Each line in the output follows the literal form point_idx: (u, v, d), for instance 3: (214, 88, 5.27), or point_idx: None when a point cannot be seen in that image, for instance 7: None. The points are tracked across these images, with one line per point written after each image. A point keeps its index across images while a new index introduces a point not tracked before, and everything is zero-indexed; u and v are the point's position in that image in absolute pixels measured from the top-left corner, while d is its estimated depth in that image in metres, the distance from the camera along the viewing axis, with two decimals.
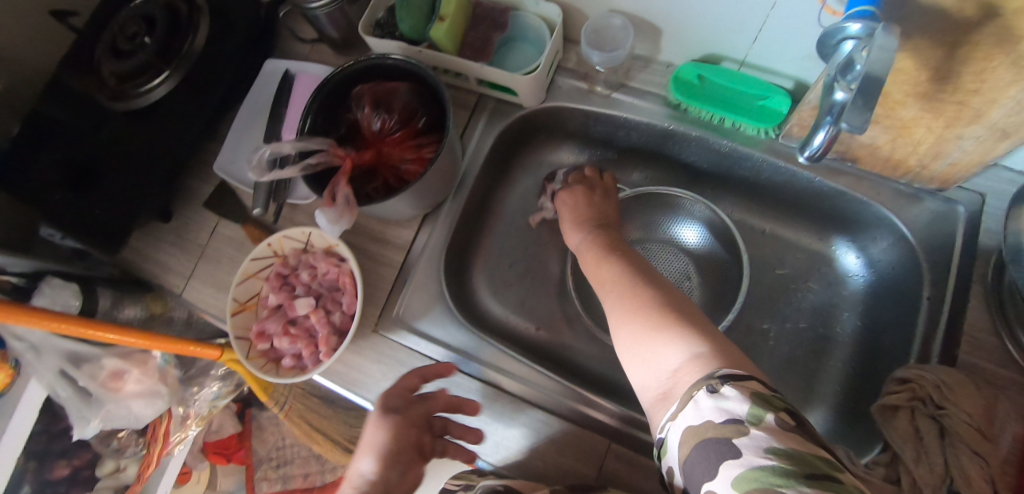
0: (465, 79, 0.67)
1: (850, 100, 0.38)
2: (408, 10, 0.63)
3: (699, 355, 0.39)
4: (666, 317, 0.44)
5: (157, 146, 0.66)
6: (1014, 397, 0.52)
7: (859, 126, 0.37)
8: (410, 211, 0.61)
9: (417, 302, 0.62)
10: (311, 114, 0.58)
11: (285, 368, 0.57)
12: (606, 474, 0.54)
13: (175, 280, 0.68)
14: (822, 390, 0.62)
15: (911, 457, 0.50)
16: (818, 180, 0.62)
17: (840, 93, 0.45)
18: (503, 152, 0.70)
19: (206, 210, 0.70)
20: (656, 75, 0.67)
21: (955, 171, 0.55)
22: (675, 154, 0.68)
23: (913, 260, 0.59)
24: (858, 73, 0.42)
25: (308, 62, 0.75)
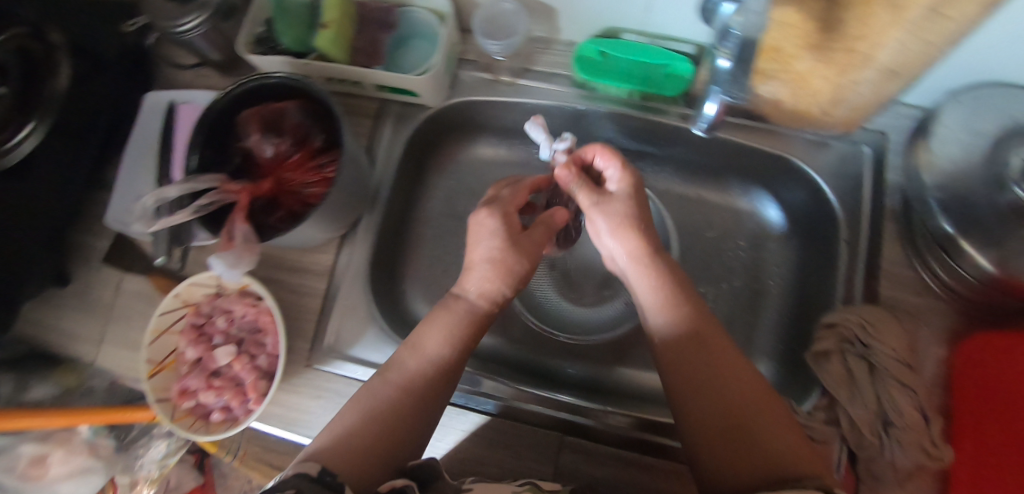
0: (363, 86, 0.63)
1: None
2: (288, 21, 0.59)
3: (739, 400, 0.39)
4: (710, 356, 0.41)
5: (32, 207, 0.59)
6: (932, 323, 0.55)
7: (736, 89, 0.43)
8: (323, 235, 0.58)
9: (347, 328, 0.59)
10: (197, 150, 0.54)
11: (214, 423, 0.54)
12: (563, 467, 0.55)
13: (84, 349, 0.63)
14: (761, 343, 0.64)
15: (846, 398, 0.52)
16: (729, 139, 0.62)
17: (723, 60, 0.45)
18: (416, 156, 0.67)
19: (107, 267, 0.65)
20: (560, 55, 0.65)
21: (855, 114, 0.56)
22: (591, 133, 0.67)
23: (827, 205, 0.60)
24: (736, 38, 0.43)
25: (193, 89, 0.69)
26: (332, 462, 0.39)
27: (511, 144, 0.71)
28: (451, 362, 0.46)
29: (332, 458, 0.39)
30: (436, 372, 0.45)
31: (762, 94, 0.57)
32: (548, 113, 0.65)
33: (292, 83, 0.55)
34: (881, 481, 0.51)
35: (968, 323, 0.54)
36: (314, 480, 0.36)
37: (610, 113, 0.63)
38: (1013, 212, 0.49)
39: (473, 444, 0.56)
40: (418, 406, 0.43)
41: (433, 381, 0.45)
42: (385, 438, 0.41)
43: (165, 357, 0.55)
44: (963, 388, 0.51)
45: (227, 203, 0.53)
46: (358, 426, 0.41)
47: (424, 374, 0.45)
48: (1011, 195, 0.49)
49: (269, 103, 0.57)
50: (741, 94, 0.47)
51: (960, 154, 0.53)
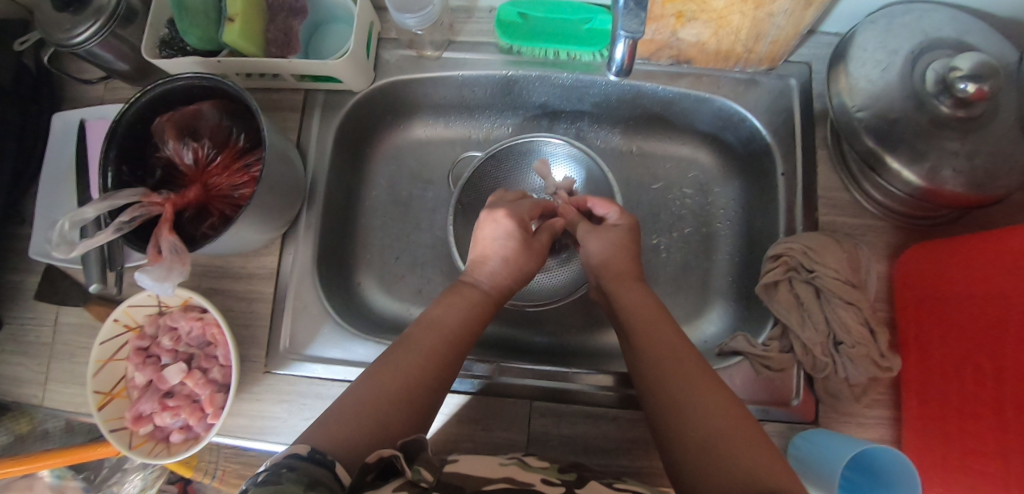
0: (284, 79, 0.60)
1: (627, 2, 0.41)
2: (190, 17, 0.55)
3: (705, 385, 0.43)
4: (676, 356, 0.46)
5: None
6: (870, 241, 0.57)
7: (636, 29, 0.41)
8: (261, 237, 0.56)
9: (302, 328, 0.58)
10: (110, 166, 0.50)
11: (176, 444, 0.52)
12: (535, 432, 0.55)
13: (29, 391, 0.59)
14: (717, 284, 0.65)
15: (797, 325, 0.53)
16: (662, 88, 0.62)
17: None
18: (350, 145, 0.66)
19: (39, 303, 0.61)
20: (482, 23, 0.63)
21: (777, 48, 0.56)
22: (526, 99, 0.66)
23: (762, 141, 0.61)
24: None
25: (105, 103, 0.65)
26: (333, 439, 0.38)
27: (448, 121, 0.70)
28: (451, 349, 0.49)
29: (331, 437, 0.38)
30: (435, 353, 0.48)
31: (685, 38, 0.56)
32: (480, 84, 0.64)
33: (202, 82, 0.51)
34: (839, 399, 0.53)
35: (902, 237, 0.56)
36: (306, 458, 0.35)
37: (541, 77, 0.62)
38: (932, 125, 0.49)
39: (445, 425, 0.56)
40: (421, 385, 0.45)
41: (434, 363, 0.47)
42: (387, 412, 0.42)
43: (113, 385, 0.53)
44: (906, 300, 0.53)
45: (152, 216, 0.51)
46: (360, 404, 0.42)
47: (416, 362, 0.46)
48: (932, 110, 0.49)
49: (181, 106, 0.53)
50: (642, 31, 0.42)
51: (878, 74, 0.52)
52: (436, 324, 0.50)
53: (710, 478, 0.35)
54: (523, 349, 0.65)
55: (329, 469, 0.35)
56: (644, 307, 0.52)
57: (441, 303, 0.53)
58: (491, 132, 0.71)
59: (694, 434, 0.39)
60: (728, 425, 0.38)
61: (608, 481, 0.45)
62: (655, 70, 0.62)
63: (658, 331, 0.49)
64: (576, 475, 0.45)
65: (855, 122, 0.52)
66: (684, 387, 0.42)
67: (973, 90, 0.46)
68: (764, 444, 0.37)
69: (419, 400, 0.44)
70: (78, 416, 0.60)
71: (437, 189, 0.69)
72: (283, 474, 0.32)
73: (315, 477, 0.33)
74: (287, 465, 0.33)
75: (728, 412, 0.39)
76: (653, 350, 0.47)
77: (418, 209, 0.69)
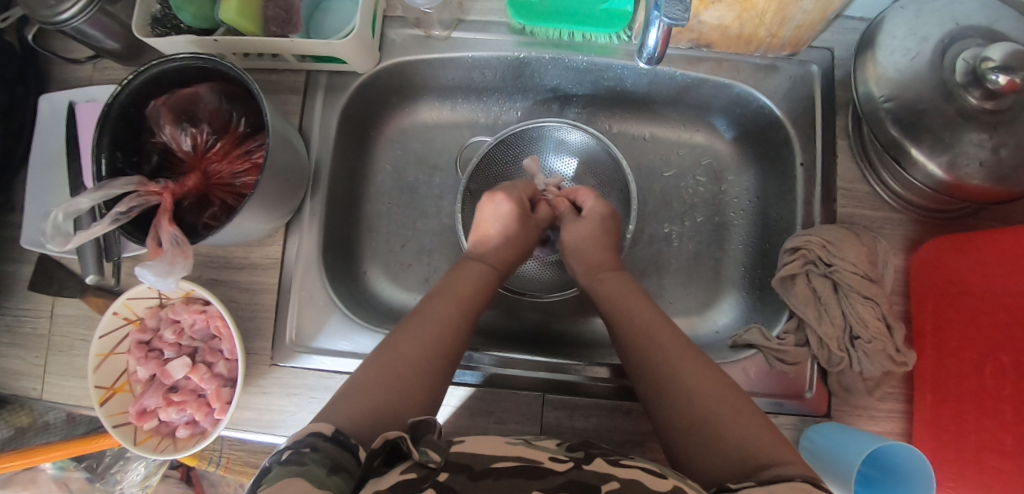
0: (284, 59, 0.57)
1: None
2: None
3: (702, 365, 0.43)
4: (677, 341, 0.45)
5: None
6: (888, 233, 0.56)
7: (680, 16, 0.39)
8: (264, 227, 0.54)
9: (308, 319, 0.56)
10: (105, 153, 0.47)
11: (182, 439, 0.51)
12: (548, 425, 0.55)
13: (26, 386, 0.58)
14: (730, 275, 0.64)
15: (814, 318, 0.53)
16: (678, 72, 0.60)
17: None
18: (354, 129, 0.63)
19: (34, 294, 0.59)
20: (493, 1, 0.60)
21: (801, 32, 0.54)
22: (537, 82, 0.64)
23: (780, 129, 0.60)
24: None
25: (94, 84, 0.62)
26: (354, 417, 0.37)
27: (455, 103, 0.67)
28: (462, 323, 0.48)
29: (351, 415, 0.38)
30: (446, 327, 0.47)
31: (707, 21, 0.54)
32: (489, 66, 0.61)
33: (200, 64, 0.48)
34: (852, 392, 0.53)
35: (920, 230, 0.55)
36: (330, 438, 0.34)
37: (551, 60, 0.60)
38: (960, 116, 0.47)
39: (455, 418, 0.55)
40: (438, 359, 0.44)
41: (446, 336, 0.46)
42: (407, 388, 0.41)
43: (116, 380, 0.51)
44: (922, 293, 0.52)
45: (150, 206, 0.48)
46: (378, 379, 0.41)
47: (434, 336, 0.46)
48: (960, 101, 0.47)
49: (177, 89, 0.50)
50: (684, 17, 0.39)
51: (906, 63, 0.50)
52: (447, 297, 0.49)
53: (705, 455, 0.37)
54: (532, 339, 0.64)
55: (352, 452, 0.34)
56: (623, 288, 0.52)
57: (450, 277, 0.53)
58: (500, 115, 0.68)
59: (682, 414, 0.40)
60: (716, 402, 0.39)
61: (614, 456, 0.37)
62: (673, 54, 0.59)
63: (638, 310, 0.49)
64: (584, 453, 0.37)
65: (881, 112, 0.50)
66: (663, 370, 0.43)
67: (1004, 81, 0.44)
68: (753, 415, 0.38)
69: (438, 375, 0.44)
70: (80, 410, 0.58)
71: (444, 175, 0.67)
72: (306, 455, 0.32)
73: (337, 459, 0.33)
74: (309, 444, 0.33)
75: (714, 387, 0.40)
76: (636, 329, 0.47)
77: (424, 195, 0.66)
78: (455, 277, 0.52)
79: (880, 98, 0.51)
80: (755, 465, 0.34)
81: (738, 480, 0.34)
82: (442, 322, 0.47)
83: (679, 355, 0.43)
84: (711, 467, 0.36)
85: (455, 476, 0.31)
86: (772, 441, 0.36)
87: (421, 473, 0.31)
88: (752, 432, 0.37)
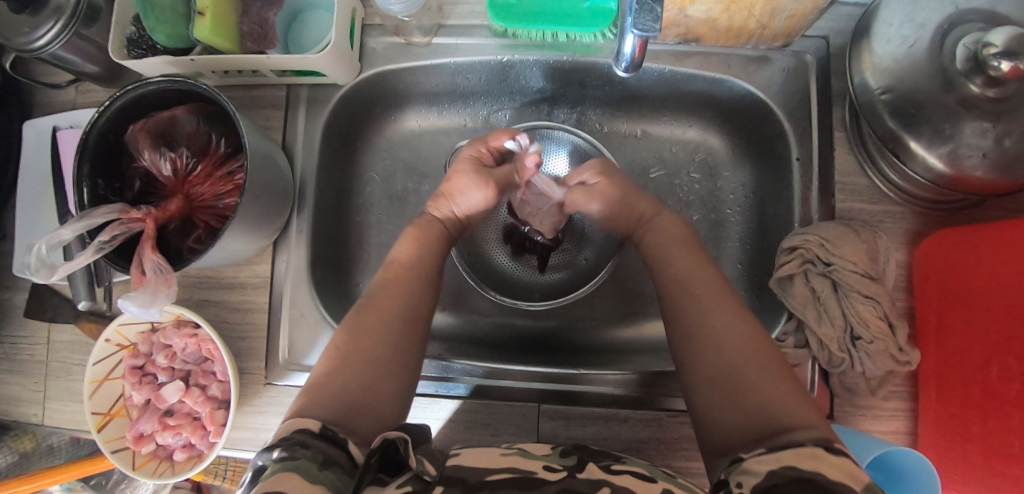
0: (263, 74, 0.56)
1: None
2: (157, 15, 0.51)
3: (718, 320, 0.42)
4: (710, 293, 0.44)
5: None
6: (888, 228, 0.54)
7: (650, 27, 0.38)
8: (251, 247, 0.53)
9: (301, 336, 0.56)
10: (86, 182, 0.46)
11: (180, 462, 0.51)
12: (544, 434, 0.54)
13: (28, 411, 0.58)
14: (727, 274, 0.63)
15: (813, 319, 0.52)
16: (668, 69, 0.58)
17: None
18: (340, 141, 0.62)
19: (29, 321, 0.59)
20: (474, 4, 0.59)
21: (793, 23, 0.52)
22: (523, 85, 0.62)
23: (775, 122, 0.58)
24: None
25: (78, 108, 0.62)
26: (326, 407, 0.37)
27: (441, 109, 0.66)
28: (423, 292, 0.48)
29: (318, 406, 0.37)
30: (413, 302, 0.47)
31: (694, 15, 0.52)
32: (474, 71, 0.60)
33: (175, 87, 0.47)
34: (855, 393, 0.52)
35: (922, 222, 0.54)
36: (317, 434, 0.34)
37: (539, 63, 0.58)
38: (960, 105, 0.45)
39: (450, 430, 0.55)
40: (401, 334, 0.44)
41: (406, 308, 0.46)
42: (374, 367, 0.41)
43: (112, 405, 0.52)
44: (929, 287, 0.50)
45: (134, 232, 0.48)
46: (347, 365, 0.41)
47: (400, 314, 0.46)
48: (961, 90, 0.45)
49: (154, 112, 0.49)
50: (655, 28, 0.39)
51: (903, 51, 0.48)
52: (406, 273, 0.49)
53: (726, 413, 0.37)
54: (529, 346, 0.63)
55: (343, 446, 0.34)
56: (671, 239, 0.51)
57: (409, 243, 0.52)
58: (489, 118, 0.66)
59: (705, 367, 0.40)
60: (748, 362, 0.38)
61: (607, 461, 0.36)
62: (661, 50, 0.58)
63: (679, 264, 0.48)
64: (577, 459, 0.36)
65: (877, 104, 0.48)
66: (696, 322, 0.42)
67: (1007, 67, 0.42)
68: (783, 377, 0.38)
69: (406, 350, 0.44)
70: (81, 434, 0.59)
71: (434, 183, 0.66)
72: (297, 450, 0.31)
73: (330, 455, 0.32)
74: (300, 441, 0.32)
75: (748, 345, 0.40)
76: (674, 281, 0.47)
77: (413, 203, 0.66)
78: (409, 246, 0.52)
79: (877, 90, 0.49)
80: (770, 424, 0.34)
81: (750, 444, 0.34)
82: (405, 296, 0.47)
83: (712, 308, 0.43)
84: (728, 428, 0.36)
85: (450, 490, 0.30)
86: (800, 405, 0.35)
87: (418, 486, 0.30)
88: (763, 396, 0.36)
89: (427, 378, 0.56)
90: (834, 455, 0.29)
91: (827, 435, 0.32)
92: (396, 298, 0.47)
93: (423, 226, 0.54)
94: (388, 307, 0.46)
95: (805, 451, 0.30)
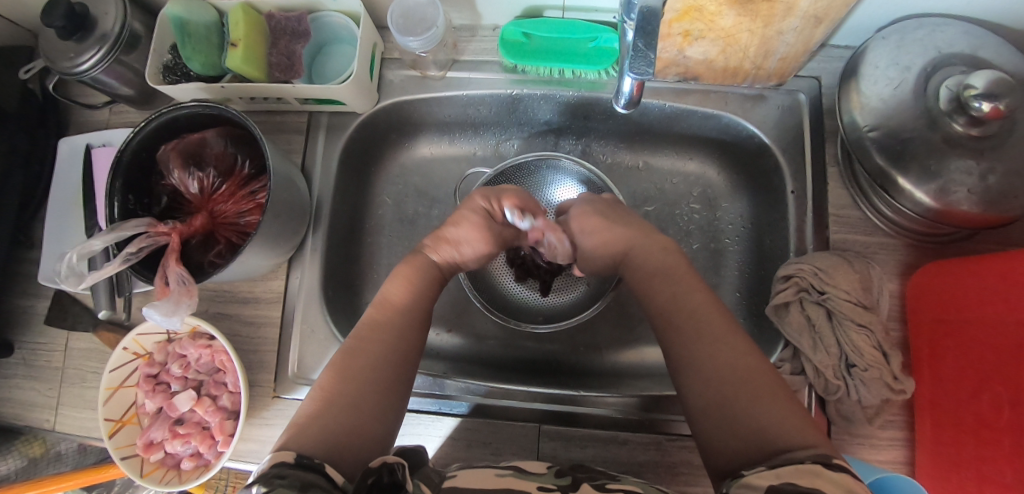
0: (287, 102, 0.60)
1: (634, 43, 0.41)
2: (193, 45, 0.55)
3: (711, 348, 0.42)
4: (698, 325, 0.44)
5: None
6: (882, 259, 0.56)
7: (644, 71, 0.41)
8: (268, 263, 0.55)
9: (310, 351, 0.58)
10: (118, 197, 0.50)
11: (187, 470, 0.52)
12: (544, 455, 0.55)
13: (43, 415, 0.60)
14: (726, 301, 0.64)
15: (809, 346, 0.53)
16: (668, 105, 0.61)
17: (631, 32, 0.43)
18: (356, 165, 0.65)
19: (50, 327, 0.62)
20: (486, 41, 0.62)
21: (786, 64, 0.55)
22: (531, 117, 0.65)
23: (770, 156, 0.60)
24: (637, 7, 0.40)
25: (112, 128, 0.66)
26: (312, 441, 0.37)
27: (453, 138, 0.69)
28: (409, 320, 0.49)
29: (305, 439, 0.38)
30: (401, 334, 0.48)
31: (692, 56, 0.55)
32: (484, 103, 0.63)
33: (206, 111, 0.51)
34: (852, 421, 0.52)
35: (915, 254, 0.55)
36: (294, 465, 0.33)
37: (547, 97, 0.61)
38: (945, 143, 0.47)
39: (451, 448, 0.55)
40: (386, 362, 0.45)
41: (393, 339, 0.47)
42: (361, 397, 0.42)
43: (124, 412, 0.54)
44: (922, 317, 0.52)
45: (160, 245, 0.51)
46: (334, 400, 0.42)
47: (385, 347, 0.46)
48: (946, 128, 0.47)
49: (185, 134, 0.53)
50: (649, 72, 0.42)
51: (890, 92, 0.51)
52: (391, 305, 0.50)
53: (721, 439, 0.37)
54: (529, 369, 0.64)
55: (319, 472, 0.34)
56: (654, 267, 0.51)
57: (394, 277, 0.53)
58: (498, 147, 0.69)
59: (698, 400, 0.40)
60: (737, 389, 0.39)
61: (602, 482, 0.38)
62: (661, 87, 0.61)
63: (666, 293, 0.48)
64: (572, 478, 0.38)
65: (866, 141, 0.51)
66: (688, 355, 0.43)
67: (989, 108, 0.45)
68: (779, 395, 0.38)
69: (390, 380, 0.44)
70: (91, 440, 0.60)
71: (443, 208, 0.69)
72: (274, 479, 0.31)
73: (307, 480, 0.32)
74: (277, 473, 0.32)
75: (740, 368, 0.40)
76: (661, 311, 0.47)
77: (422, 225, 0.68)
78: (399, 280, 0.52)
79: (865, 127, 0.51)
80: (768, 450, 0.34)
81: (752, 465, 0.34)
82: (388, 330, 0.47)
83: (705, 334, 0.43)
84: (728, 452, 0.36)
85: None
86: (796, 424, 0.35)
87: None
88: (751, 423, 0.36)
89: (428, 395, 0.57)
90: (833, 471, 0.30)
91: (829, 452, 0.32)
92: (379, 330, 0.47)
93: (415, 260, 0.55)
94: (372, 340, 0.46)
95: (804, 468, 0.30)
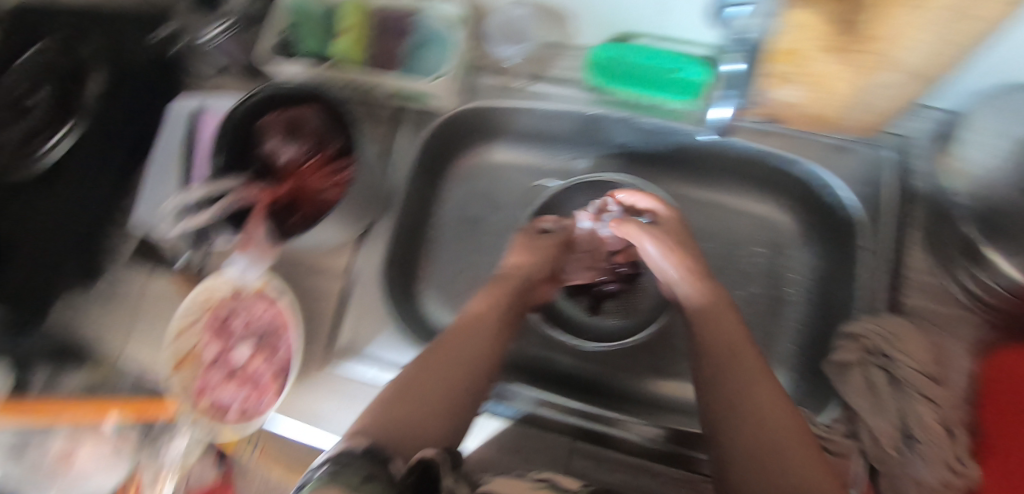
0: (376, 92, 0.64)
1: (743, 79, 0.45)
2: (307, 29, 0.63)
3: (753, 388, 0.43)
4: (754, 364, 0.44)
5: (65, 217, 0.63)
6: (958, 333, 0.53)
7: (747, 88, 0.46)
8: (341, 236, 0.59)
9: (364, 328, 0.60)
10: (221, 155, 0.56)
11: (235, 417, 0.56)
12: (573, 470, 0.54)
13: (110, 344, 0.65)
14: (781, 351, 0.62)
15: (867, 411, 0.50)
16: (748, 144, 0.62)
17: (738, 64, 0.46)
18: (430, 160, 0.68)
19: (133, 265, 0.67)
20: (571, 60, 0.63)
21: (874, 118, 0.55)
22: (607, 138, 0.67)
23: (846, 210, 0.58)
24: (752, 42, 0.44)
25: (215, 93, 0.70)
26: (381, 433, 0.40)
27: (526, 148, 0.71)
28: (493, 332, 0.50)
29: (375, 429, 0.40)
30: (480, 342, 0.49)
31: (781, 98, 0.55)
32: (564, 119, 0.65)
33: None
34: None
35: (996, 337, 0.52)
36: (361, 455, 0.36)
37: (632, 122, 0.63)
38: None
39: (487, 452, 0.55)
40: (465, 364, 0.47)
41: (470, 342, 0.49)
42: (435, 399, 0.44)
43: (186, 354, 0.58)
44: (999, 405, 0.48)
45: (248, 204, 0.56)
46: (408, 394, 0.44)
47: (470, 353, 0.48)
48: None
49: (286, 108, 0.57)
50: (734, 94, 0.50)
51: (996, 163, 0.49)
52: (480, 316, 0.51)
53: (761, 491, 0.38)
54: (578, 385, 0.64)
55: (384, 465, 0.36)
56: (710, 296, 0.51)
57: (486, 292, 0.55)
58: (568, 163, 0.70)
59: (744, 444, 0.40)
60: (784, 440, 0.39)
61: None
62: (743, 127, 0.61)
63: (719, 330, 0.48)
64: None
65: None
66: (734, 387, 0.43)
67: None
68: (813, 460, 0.38)
69: (468, 386, 0.46)
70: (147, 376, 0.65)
71: (504, 212, 0.70)
72: (342, 468, 0.34)
73: (372, 471, 0.35)
74: (343, 460, 0.35)
75: (771, 417, 0.41)
76: (710, 342, 0.47)
77: (481, 225, 0.70)
78: (489, 297, 0.54)
79: None
80: None
81: None
82: (476, 337, 0.49)
83: (738, 373, 0.44)
84: None
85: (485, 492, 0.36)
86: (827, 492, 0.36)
87: None
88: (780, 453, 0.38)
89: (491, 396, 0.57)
90: None
91: None
92: (465, 335, 0.49)
93: (506, 282, 0.57)
94: (454, 342, 0.48)
95: None
